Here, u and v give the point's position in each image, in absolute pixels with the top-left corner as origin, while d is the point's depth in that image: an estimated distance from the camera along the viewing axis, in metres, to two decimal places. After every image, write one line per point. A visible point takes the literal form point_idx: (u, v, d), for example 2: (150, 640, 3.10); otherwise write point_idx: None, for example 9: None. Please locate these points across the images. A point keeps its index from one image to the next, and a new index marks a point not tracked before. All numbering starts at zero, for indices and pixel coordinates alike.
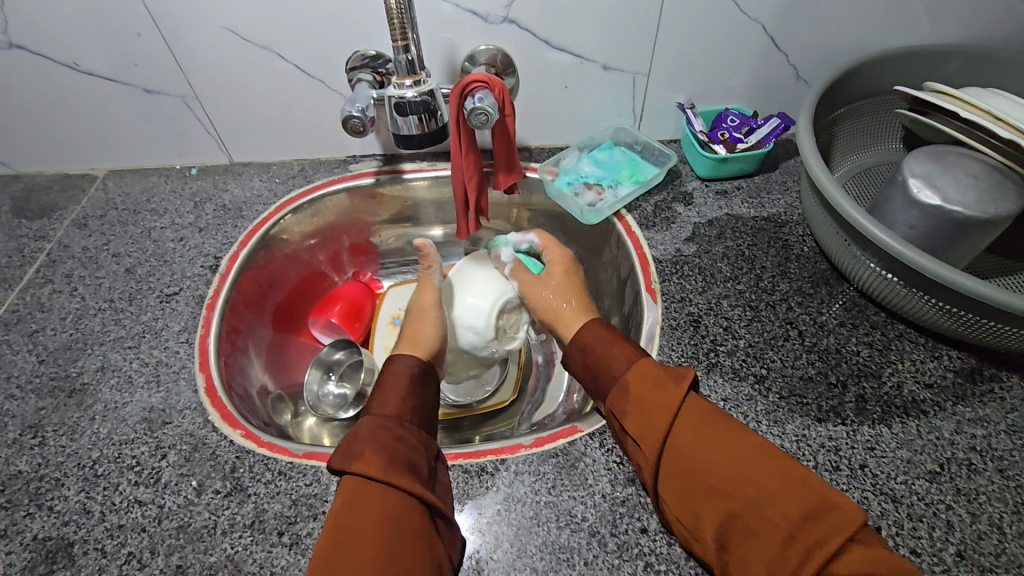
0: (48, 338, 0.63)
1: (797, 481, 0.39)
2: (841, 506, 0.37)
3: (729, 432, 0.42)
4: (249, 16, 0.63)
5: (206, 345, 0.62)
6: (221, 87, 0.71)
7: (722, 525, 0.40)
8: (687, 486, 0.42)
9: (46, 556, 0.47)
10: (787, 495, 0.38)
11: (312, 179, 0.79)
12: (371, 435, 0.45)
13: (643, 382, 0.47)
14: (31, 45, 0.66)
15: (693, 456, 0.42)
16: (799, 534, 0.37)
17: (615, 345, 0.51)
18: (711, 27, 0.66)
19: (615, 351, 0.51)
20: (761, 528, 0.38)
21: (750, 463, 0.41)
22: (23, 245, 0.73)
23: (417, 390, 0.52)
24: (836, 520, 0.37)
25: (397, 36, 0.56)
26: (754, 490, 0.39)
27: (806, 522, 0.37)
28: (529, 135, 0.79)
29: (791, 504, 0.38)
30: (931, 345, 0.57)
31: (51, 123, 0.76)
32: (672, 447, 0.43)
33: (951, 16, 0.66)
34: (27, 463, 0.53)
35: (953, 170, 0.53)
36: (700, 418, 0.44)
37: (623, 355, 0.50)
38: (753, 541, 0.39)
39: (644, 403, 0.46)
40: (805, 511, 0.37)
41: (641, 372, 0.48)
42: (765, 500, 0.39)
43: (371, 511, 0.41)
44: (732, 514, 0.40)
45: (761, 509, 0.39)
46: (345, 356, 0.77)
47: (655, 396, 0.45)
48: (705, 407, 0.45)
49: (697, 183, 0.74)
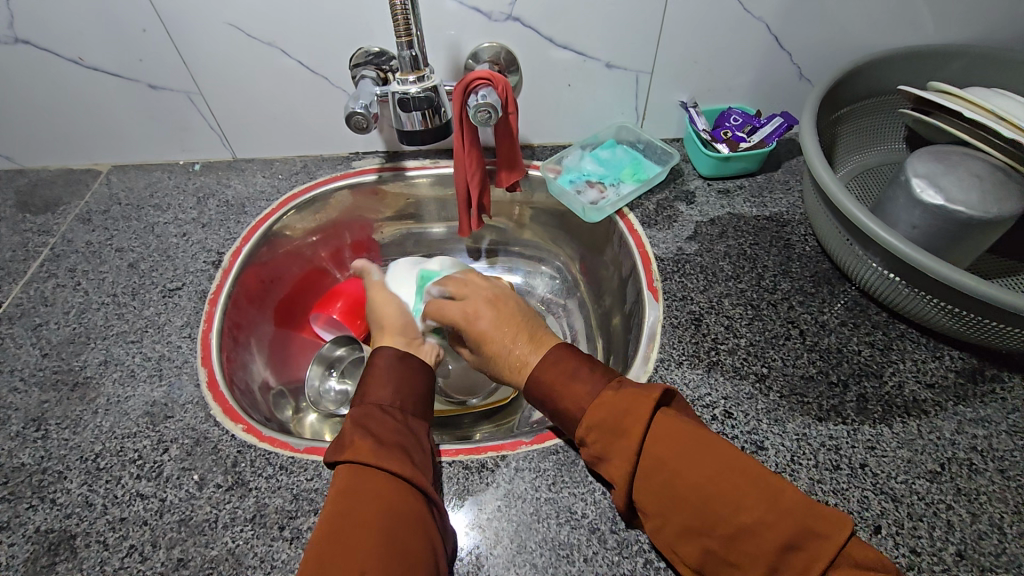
0: (52, 332, 0.63)
1: (777, 507, 0.38)
2: (825, 533, 0.37)
3: (706, 452, 0.41)
4: (255, 13, 0.64)
5: (209, 339, 0.62)
6: (225, 84, 0.71)
7: (704, 557, 0.40)
8: (666, 516, 0.41)
9: (49, 548, 0.48)
10: (766, 525, 0.38)
11: (315, 175, 0.79)
12: (359, 425, 0.46)
13: (600, 430, 0.45)
14: (36, 40, 0.66)
15: (667, 487, 0.41)
16: (779, 566, 0.37)
17: (573, 384, 0.49)
18: (715, 26, 0.66)
19: (572, 387, 0.49)
20: (739, 561, 0.39)
21: (725, 489, 0.39)
22: (28, 239, 0.73)
23: (413, 376, 0.52)
24: (817, 547, 0.37)
25: (402, 32, 0.56)
26: (729, 527, 0.39)
27: (787, 553, 0.37)
28: (532, 133, 0.79)
29: (771, 535, 0.37)
30: (932, 345, 0.57)
31: (57, 119, 0.76)
32: (645, 483, 0.42)
33: (956, 17, 0.66)
34: (30, 456, 0.53)
35: (956, 170, 0.53)
36: (676, 440, 0.42)
37: (577, 404, 0.48)
38: (733, 570, 0.39)
39: (608, 444, 0.45)
40: (785, 542, 0.37)
41: (594, 418, 0.46)
42: (742, 533, 0.38)
43: (363, 495, 0.41)
44: (710, 549, 0.40)
45: (738, 543, 0.38)
46: (347, 352, 0.78)
47: (615, 440, 0.44)
48: (680, 425, 0.43)
49: (700, 182, 0.74)
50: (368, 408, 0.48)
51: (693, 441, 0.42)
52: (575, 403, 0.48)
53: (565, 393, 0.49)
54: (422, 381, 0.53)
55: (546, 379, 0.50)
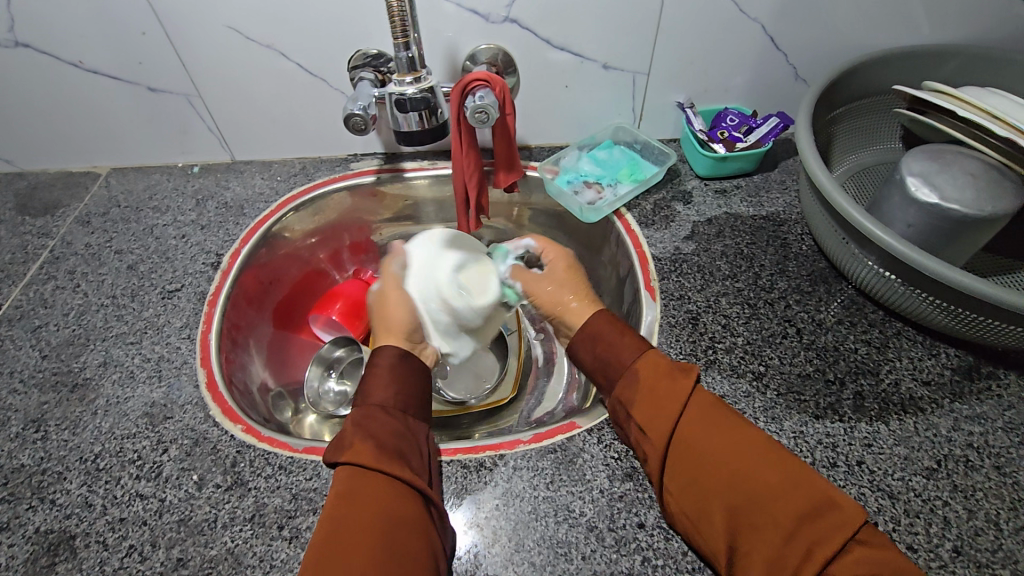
0: (51, 334, 0.63)
1: (799, 477, 0.41)
2: (841, 505, 0.39)
3: (733, 423, 0.45)
4: (253, 16, 0.64)
5: (208, 340, 0.63)
6: (224, 86, 0.72)
7: (727, 522, 0.41)
8: (694, 478, 0.43)
9: (48, 549, 0.48)
10: (793, 489, 0.40)
11: (314, 177, 0.79)
12: (359, 426, 0.46)
13: (654, 371, 0.48)
14: (35, 42, 0.67)
15: (702, 449, 0.44)
16: (801, 530, 0.39)
17: (626, 337, 0.53)
18: (711, 28, 0.67)
19: (624, 340, 0.52)
20: (763, 524, 0.40)
21: (754, 457, 0.42)
22: (27, 242, 0.73)
23: (407, 377, 0.52)
24: (836, 517, 0.38)
25: (398, 33, 0.56)
26: (756, 486, 0.41)
27: (806, 517, 0.39)
28: (530, 134, 0.79)
29: (794, 498, 0.40)
30: (929, 343, 0.57)
31: (57, 122, 0.77)
32: (679, 442, 0.45)
33: (950, 17, 0.67)
34: (30, 457, 0.53)
35: (950, 169, 0.54)
36: (708, 410, 0.46)
37: (633, 348, 0.51)
38: (753, 536, 0.40)
39: (657, 387, 0.47)
40: (807, 505, 0.39)
41: (652, 363, 0.49)
42: (770, 496, 0.40)
43: (360, 499, 0.42)
44: (734, 511, 0.41)
45: (762, 505, 0.40)
46: (345, 353, 0.79)
47: (665, 385, 0.47)
48: (712, 401, 0.46)
49: (696, 182, 0.74)
50: (368, 409, 0.48)
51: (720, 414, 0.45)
52: (632, 346, 0.52)
53: (625, 336, 0.53)
54: (417, 380, 0.53)
55: (601, 329, 0.54)
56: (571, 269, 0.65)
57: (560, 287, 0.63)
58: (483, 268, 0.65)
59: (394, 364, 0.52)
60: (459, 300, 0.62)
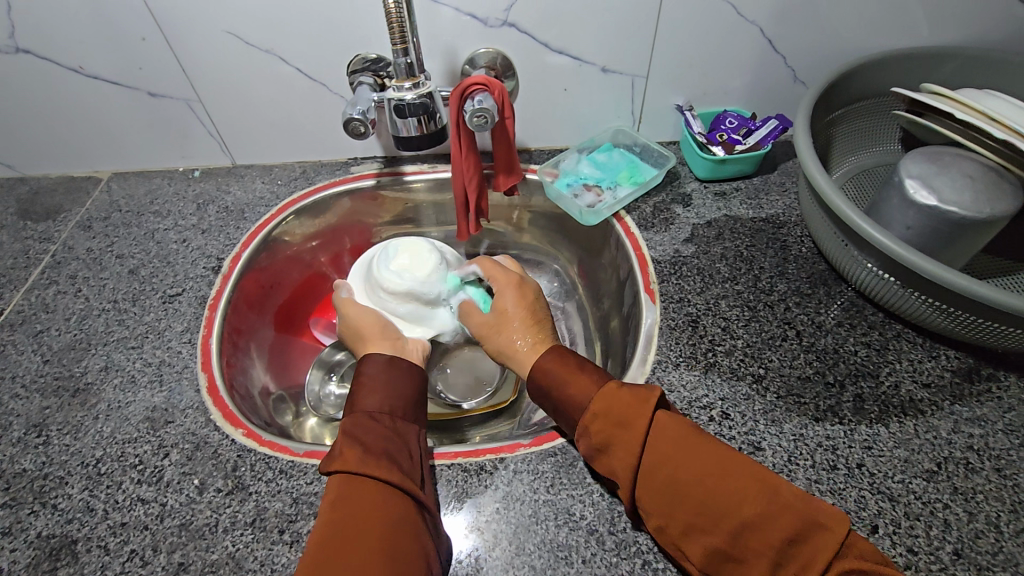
0: (53, 339, 0.63)
1: (780, 503, 0.39)
2: (830, 527, 0.38)
3: (707, 449, 0.42)
4: (253, 21, 0.64)
5: (209, 344, 0.63)
6: (224, 91, 0.72)
7: (708, 555, 0.40)
8: (668, 513, 0.42)
9: (50, 553, 0.48)
10: (772, 519, 0.38)
11: (314, 181, 0.80)
12: (349, 432, 0.46)
13: (606, 418, 0.46)
14: (36, 48, 0.67)
15: (672, 483, 0.42)
16: (785, 559, 0.38)
17: (576, 382, 0.50)
18: (710, 31, 0.67)
19: (570, 389, 0.50)
20: (744, 556, 0.39)
21: (731, 483, 0.40)
22: (29, 247, 0.74)
23: (398, 383, 0.52)
24: (821, 541, 0.37)
25: (397, 39, 0.56)
26: (732, 521, 0.39)
27: (789, 547, 0.38)
28: (529, 137, 0.80)
29: (774, 530, 0.38)
30: (929, 345, 0.57)
31: (58, 127, 0.77)
32: (649, 480, 0.43)
33: (948, 19, 0.67)
34: (31, 462, 0.54)
35: (949, 171, 0.54)
36: (677, 441, 0.43)
37: (582, 390, 0.49)
38: (738, 565, 0.40)
39: (612, 433, 0.45)
40: (788, 534, 0.38)
41: (600, 408, 0.47)
42: (748, 527, 0.39)
43: (354, 505, 0.42)
44: (714, 545, 0.40)
45: (741, 538, 0.39)
46: (347, 356, 0.78)
47: (620, 429, 0.45)
48: (679, 429, 0.44)
49: (696, 184, 0.74)
50: (358, 416, 0.48)
51: (691, 441, 0.43)
52: (583, 394, 0.49)
53: (572, 378, 0.51)
54: (408, 385, 0.53)
55: (554, 376, 0.52)
56: (523, 306, 0.62)
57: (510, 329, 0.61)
58: (410, 248, 0.70)
59: (383, 370, 0.53)
60: (403, 283, 0.68)
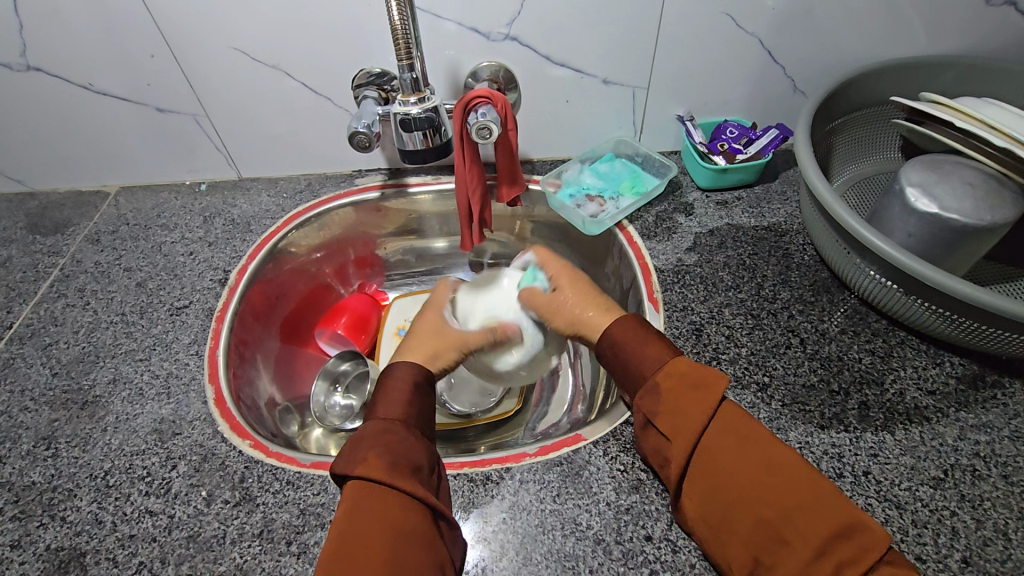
0: (62, 352, 0.64)
1: (834, 498, 0.40)
2: (867, 528, 0.39)
3: (761, 440, 0.44)
4: (259, 37, 0.65)
5: (216, 355, 0.63)
6: (230, 107, 0.73)
7: (754, 538, 0.41)
8: (714, 492, 0.43)
9: (59, 566, 0.48)
10: (823, 506, 0.40)
11: (319, 193, 0.80)
12: (376, 438, 0.46)
13: (678, 380, 0.48)
14: (47, 66, 0.68)
15: (722, 460, 0.44)
16: (830, 548, 0.39)
17: (647, 345, 0.51)
18: (709, 42, 0.68)
19: (647, 348, 0.51)
20: (790, 538, 0.40)
21: (782, 469, 0.42)
22: (38, 261, 0.75)
23: (417, 392, 0.52)
24: (866, 540, 0.38)
25: (402, 55, 0.57)
26: (785, 500, 0.41)
27: (836, 539, 0.39)
28: (532, 147, 0.80)
29: (826, 516, 0.40)
30: (933, 352, 0.57)
31: (67, 142, 0.78)
32: (706, 452, 0.45)
33: (946, 28, 0.67)
34: (41, 474, 0.54)
35: (949, 179, 0.54)
36: (734, 425, 0.45)
37: (657, 357, 0.50)
38: (781, 550, 0.40)
39: (682, 395, 0.47)
40: (836, 526, 0.39)
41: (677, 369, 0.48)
42: (799, 508, 0.40)
43: (372, 516, 0.42)
44: (763, 523, 0.41)
45: (793, 520, 0.40)
46: (351, 367, 0.78)
47: (690, 394, 0.46)
48: (739, 416, 0.46)
49: (698, 194, 0.75)
50: (379, 423, 0.48)
51: (750, 432, 0.44)
52: (647, 359, 0.50)
53: (647, 343, 0.51)
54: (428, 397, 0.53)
55: (626, 336, 0.52)
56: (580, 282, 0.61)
57: (577, 303, 0.59)
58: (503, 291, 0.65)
59: (410, 379, 0.52)
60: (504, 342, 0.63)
